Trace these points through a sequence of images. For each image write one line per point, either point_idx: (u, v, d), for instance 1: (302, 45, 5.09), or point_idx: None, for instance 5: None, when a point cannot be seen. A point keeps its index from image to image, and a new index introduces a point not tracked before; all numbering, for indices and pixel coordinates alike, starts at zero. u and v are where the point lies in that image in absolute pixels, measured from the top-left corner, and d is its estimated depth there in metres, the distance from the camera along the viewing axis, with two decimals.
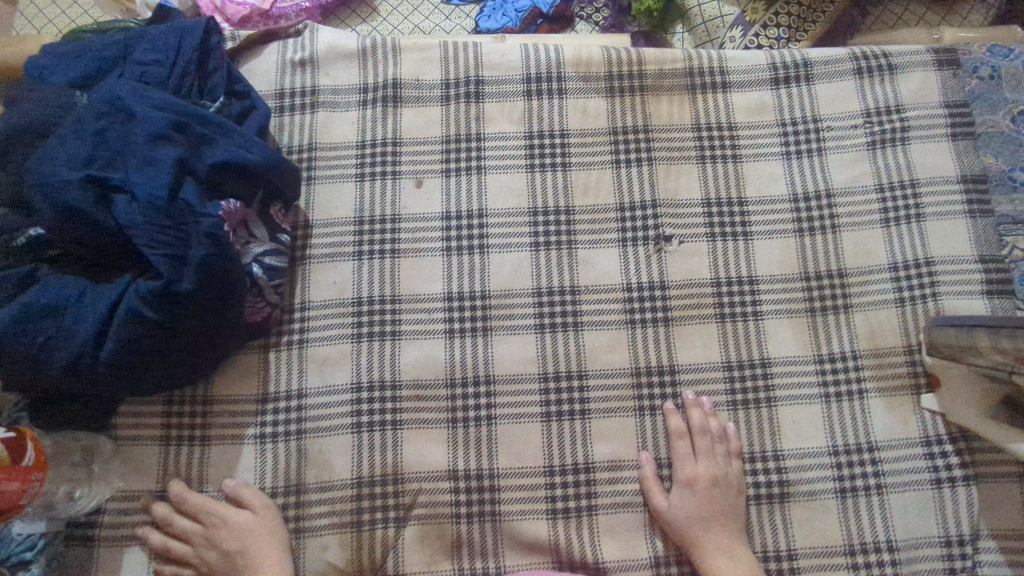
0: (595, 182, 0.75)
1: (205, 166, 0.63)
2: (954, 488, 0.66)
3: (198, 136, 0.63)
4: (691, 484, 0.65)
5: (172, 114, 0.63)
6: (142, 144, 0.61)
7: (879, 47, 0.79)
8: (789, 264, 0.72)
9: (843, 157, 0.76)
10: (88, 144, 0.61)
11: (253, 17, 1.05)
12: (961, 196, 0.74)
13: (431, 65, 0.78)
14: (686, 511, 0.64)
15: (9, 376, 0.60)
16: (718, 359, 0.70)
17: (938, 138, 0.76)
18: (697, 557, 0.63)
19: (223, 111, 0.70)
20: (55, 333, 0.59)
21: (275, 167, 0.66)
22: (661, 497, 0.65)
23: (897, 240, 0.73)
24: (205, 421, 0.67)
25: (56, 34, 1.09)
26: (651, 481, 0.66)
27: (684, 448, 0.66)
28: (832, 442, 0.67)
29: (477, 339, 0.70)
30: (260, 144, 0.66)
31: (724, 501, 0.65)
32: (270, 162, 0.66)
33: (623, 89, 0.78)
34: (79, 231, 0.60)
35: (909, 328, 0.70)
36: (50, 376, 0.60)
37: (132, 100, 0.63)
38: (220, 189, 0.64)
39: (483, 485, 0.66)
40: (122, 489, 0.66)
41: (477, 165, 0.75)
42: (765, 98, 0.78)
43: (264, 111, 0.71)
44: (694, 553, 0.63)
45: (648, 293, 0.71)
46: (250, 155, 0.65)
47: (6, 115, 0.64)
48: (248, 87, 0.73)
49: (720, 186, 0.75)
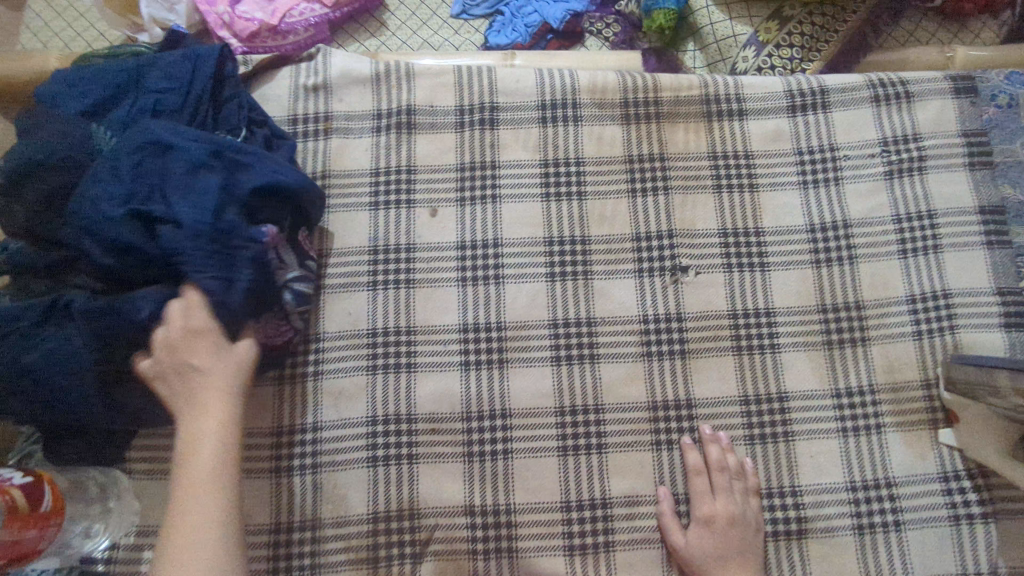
0: (611, 210, 0.75)
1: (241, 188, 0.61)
2: (973, 525, 0.65)
3: (235, 161, 0.62)
4: (708, 522, 0.65)
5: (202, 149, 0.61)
6: (154, 177, 0.60)
7: (895, 73, 0.78)
8: (806, 296, 0.72)
9: (860, 188, 0.75)
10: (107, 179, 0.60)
11: (262, 33, 1.04)
12: (978, 227, 0.73)
13: (446, 90, 0.78)
14: (703, 550, 0.64)
15: (23, 413, 0.60)
16: (735, 393, 0.69)
17: (956, 168, 0.75)
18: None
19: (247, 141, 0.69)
20: (70, 370, 0.59)
21: (302, 194, 0.65)
22: (679, 534, 0.65)
23: (914, 272, 0.72)
24: None
25: (63, 48, 1.08)
26: (668, 518, 0.65)
27: (702, 485, 0.66)
28: (850, 477, 0.67)
29: (493, 372, 0.69)
30: (294, 169, 0.65)
31: (742, 540, 0.65)
32: (306, 185, 0.65)
33: (639, 116, 0.77)
34: (97, 267, 0.60)
35: (927, 361, 0.70)
36: (64, 413, 0.59)
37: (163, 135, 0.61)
38: (257, 215, 0.63)
39: (500, 521, 0.66)
40: (137, 525, 0.65)
41: (492, 193, 0.75)
42: (782, 126, 0.77)
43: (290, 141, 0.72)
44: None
45: (664, 325, 0.71)
46: (287, 177, 0.64)
47: (21, 146, 0.63)
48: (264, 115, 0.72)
49: (736, 216, 0.74)
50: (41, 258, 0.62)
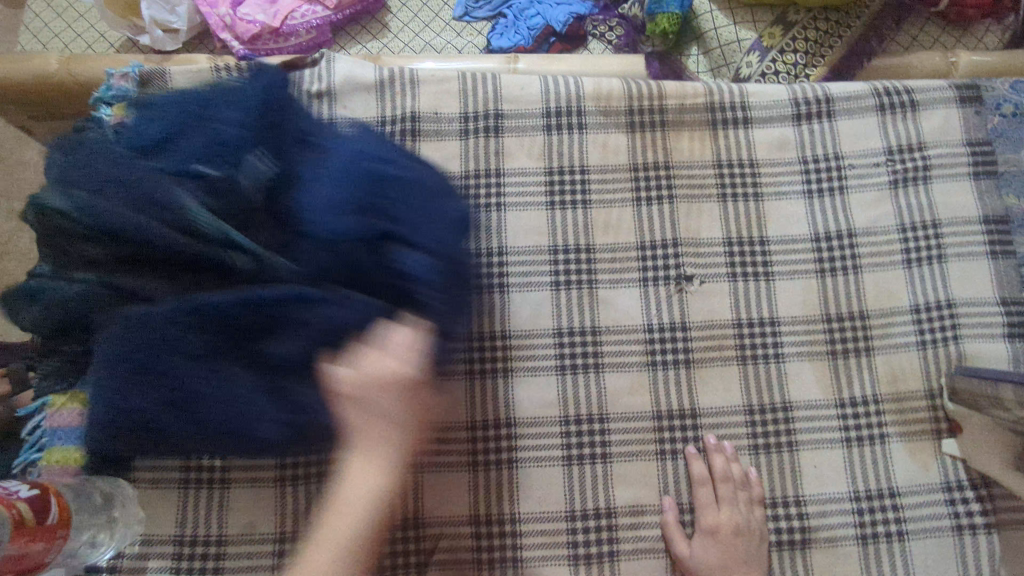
0: (616, 219, 0.74)
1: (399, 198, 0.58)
2: (976, 536, 0.66)
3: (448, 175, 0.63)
4: (713, 532, 0.65)
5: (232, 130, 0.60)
6: None
7: (900, 82, 0.78)
8: (810, 306, 0.72)
9: (864, 197, 0.75)
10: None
11: (264, 35, 1.04)
12: (983, 237, 0.73)
13: (450, 97, 0.77)
14: (707, 560, 0.64)
15: None
16: (739, 403, 0.69)
17: (960, 177, 0.75)
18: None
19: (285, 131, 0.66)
20: None
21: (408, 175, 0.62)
22: (683, 544, 0.65)
23: (919, 281, 0.72)
24: (225, 464, 0.67)
25: (62, 49, 1.07)
26: (673, 528, 0.66)
27: (707, 496, 0.66)
28: (853, 487, 0.67)
29: (497, 381, 0.69)
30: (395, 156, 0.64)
31: (746, 551, 0.65)
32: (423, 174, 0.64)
33: (644, 124, 0.77)
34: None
35: (930, 371, 0.70)
36: None
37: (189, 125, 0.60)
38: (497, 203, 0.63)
39: (504, 530, 0.66)
40: (143, 534, 0.65)
41: (497, 202, 0.75)
42: (787, 135, 0.77)
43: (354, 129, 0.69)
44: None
45: (669, 334, 0.71)
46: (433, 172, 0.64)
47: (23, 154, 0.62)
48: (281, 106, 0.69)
49: (741, 225, 0.74)
50: (45, 267, 0.61)
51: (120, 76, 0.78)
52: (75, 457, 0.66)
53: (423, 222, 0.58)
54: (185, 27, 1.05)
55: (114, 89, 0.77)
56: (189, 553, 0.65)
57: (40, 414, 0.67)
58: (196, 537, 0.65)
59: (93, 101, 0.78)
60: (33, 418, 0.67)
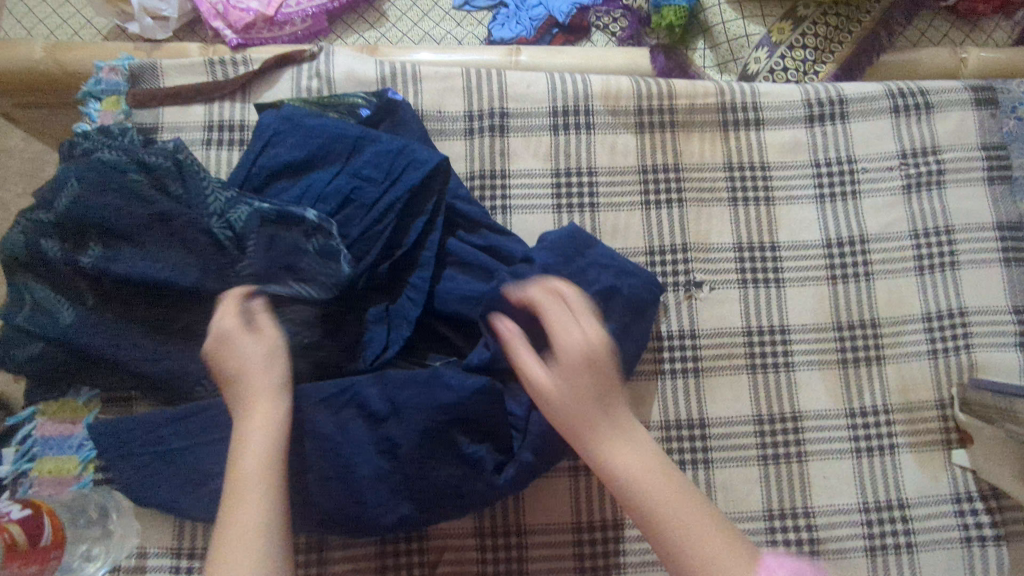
0: (624, 223, 0.73)
1: (598, 272, 0.64)
2: (985, 548, 0.65)
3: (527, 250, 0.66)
4: (577, 363, 0.56)
5: (323, 163, 0.65)
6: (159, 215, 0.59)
7: (916, 82, 0.76)
8: (821, 313, 0.71)
9: (877, 202, 0.74)
10: (114, 204, 0.59)
11: (257, 24, 1.00)
12: (997, 244, 0.72)
13: (454, 95, 0.75)
14: (564, 387, 0.55)
15: None
16: (748, 413, 0.68)
17: (975, 183, 0.74)
18: (630, 496, 0.51)
19: (332, 163, 0.65)
20: None
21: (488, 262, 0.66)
22: (536, 368, 0.57)
23: (931, 289, 0.71)
24: None
25: (46, 37, 1.03)
26: (518, 345, 0.59)
27: (556, 315, 0.58)
28: (863, 499, 0.67)
29: None
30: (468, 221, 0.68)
31: (608, 374, 0.56)
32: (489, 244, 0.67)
33: (654, 124, 0.75)
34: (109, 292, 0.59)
35: (941, 381, 0.69)
36: None
37: (278, 143, 0.66)
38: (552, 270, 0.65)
39: (511, 541, 0.65)
40: (138, 546, 0.63)
41: (502, 204, 0.73)
42: (799, 136, 0.75)
43: (387, 140, 0.66)
44: (634, 505, 0.51)
45: (678, 341, 0.70)
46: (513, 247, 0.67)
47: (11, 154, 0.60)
48: (322, 124, 0.66)
49: (751, 230, 0.73)
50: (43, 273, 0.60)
51: (109, 70, 0.75)
52: (67, 468, 0.64)
53: (629, 328, 0.64)
54: (175, 14, 1.00)
55: (104, 83, 0.75)
56: (186, 566, 0.63)
57: (30, 423, 0.65)
58: (193, 550, 0.63)
59: (81, 96, 0.75)
60: (23, 427, 0.65)
